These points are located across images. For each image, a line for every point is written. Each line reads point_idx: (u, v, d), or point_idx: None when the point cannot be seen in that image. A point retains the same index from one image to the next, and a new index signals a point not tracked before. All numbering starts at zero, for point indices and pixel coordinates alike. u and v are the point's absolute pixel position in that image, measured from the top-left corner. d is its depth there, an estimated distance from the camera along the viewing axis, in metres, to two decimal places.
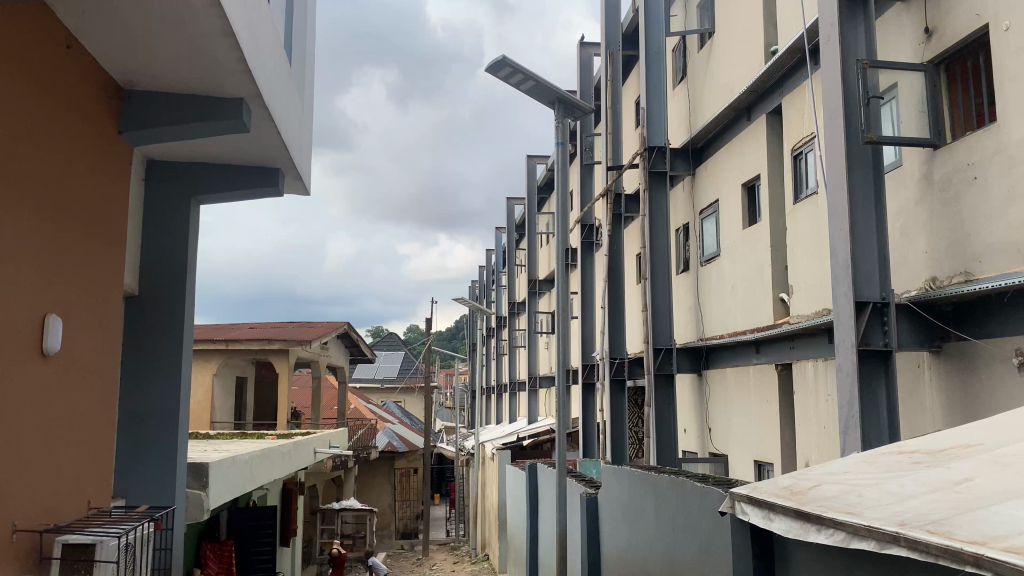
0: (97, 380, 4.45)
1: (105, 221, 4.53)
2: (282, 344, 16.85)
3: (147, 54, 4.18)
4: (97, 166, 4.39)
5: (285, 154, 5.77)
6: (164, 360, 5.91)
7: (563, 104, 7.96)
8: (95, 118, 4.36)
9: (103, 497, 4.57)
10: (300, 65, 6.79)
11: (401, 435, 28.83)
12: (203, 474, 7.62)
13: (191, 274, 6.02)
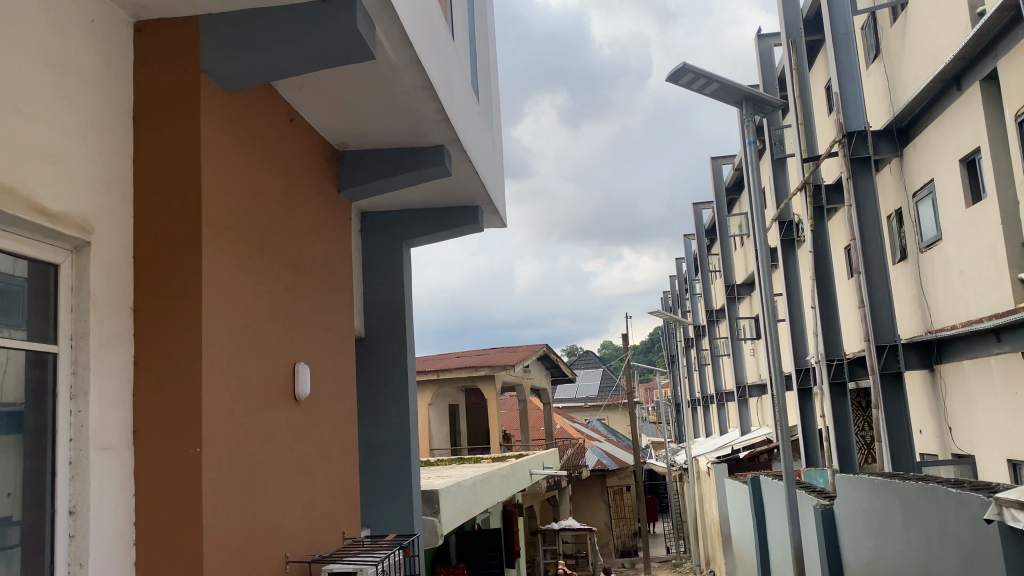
0: (339, 420, 4.83)
1: (335, 275, 4.93)
2: (488, 369, 17.40)
3: (359, 117, 4.53)
4: (323, 226, 4.77)
5: (484, 190, 6.03)
6: (392, 397, 6.31)
7: (751, 102, 7.73)
8: (318, 179, 4.75)
9: (354, 527, 4.94)
10: (487, 103, 7.08)
11: (610, 452, 28.79)
12: (434, 500, 8.02)
13: (408, 313, 6.40)
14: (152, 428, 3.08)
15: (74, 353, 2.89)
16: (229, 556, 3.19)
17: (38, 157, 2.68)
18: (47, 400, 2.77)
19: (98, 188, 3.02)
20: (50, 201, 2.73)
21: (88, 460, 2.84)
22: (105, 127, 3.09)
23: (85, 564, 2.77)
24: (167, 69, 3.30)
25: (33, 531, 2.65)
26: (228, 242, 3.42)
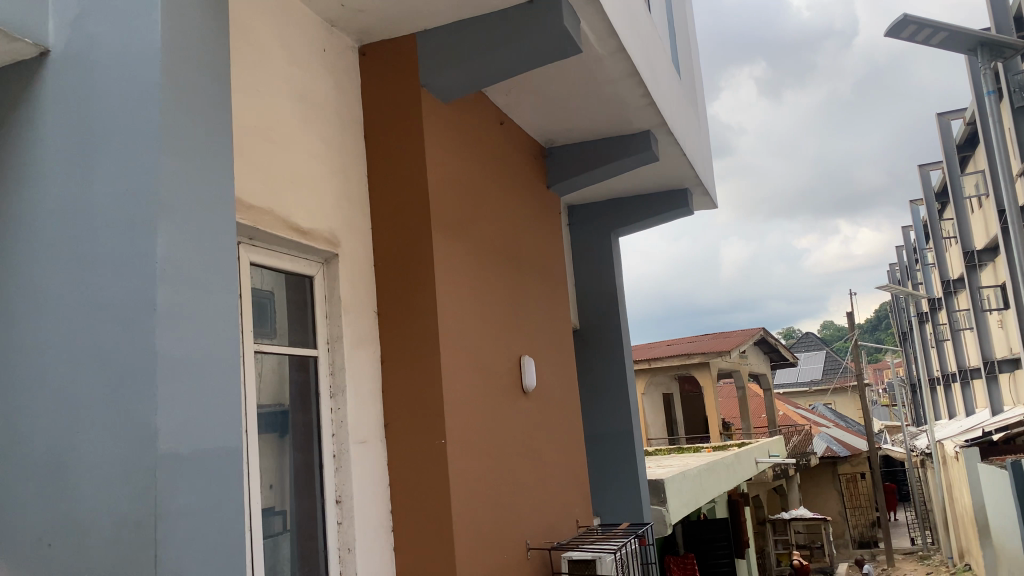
0: (565, 411, 4.91)
1: (551, 269, 5.03)
2: (702, 356, 17.01)
3: (565, 112, 4.59)
4: (538, 221, 4.87)
5: (693, 172, 5.90)
6: (611, 387, 6.34)
7: (987, 47, 6.99)
8: (530, 176, 4.86)
9: (586, 515, 5.01)
10: (689, 83, 6.92)
11: (840, 438, 27.18)
12: (660, 490, 7.97)
13: (623, 303, 6.40)
14: (400, 423, 3.30)
15: (330, 355, 3.17)
16: (477, 543, 3.34)
17: (289, 179, 2.96)
18: (310, 399, 3.06)
19: (339, 203, 3.28)
20: (302, 219, 3.00)
21: (349, 453, 3.09)
22: (341, 146, 3.36)
23: (353, 548, 3.01)
24: (392, 86, 3.53)
25: (307, 518, 2.93)
26: (455, 243, 3.59)
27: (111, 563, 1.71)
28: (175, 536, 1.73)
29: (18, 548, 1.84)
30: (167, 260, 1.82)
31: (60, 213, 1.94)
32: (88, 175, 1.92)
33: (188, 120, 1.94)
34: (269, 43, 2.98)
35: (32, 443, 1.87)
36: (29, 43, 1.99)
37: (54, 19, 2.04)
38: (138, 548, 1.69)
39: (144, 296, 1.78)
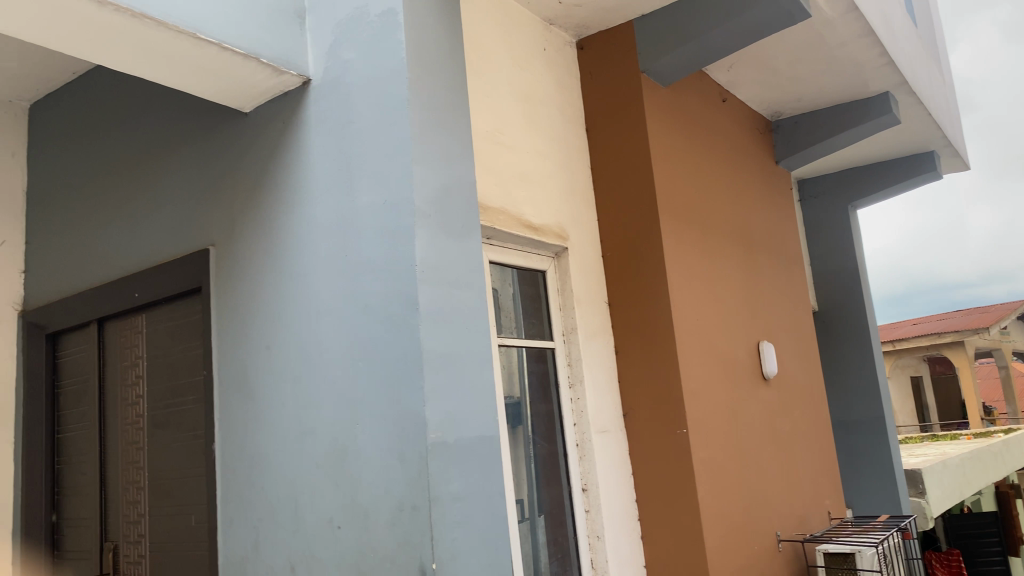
0: (809, 397, 4.66)
1: (785, 248, 4.79)
2: (956, 335, 15.48)
3: (792, 82, 4.37)
4: (768, 200, 4.67)
5: (940, 132, 5.39)
6: (857, 370, 5.94)
7: None
8: (757, 153, 4.67)
9: (839, 506, 4.72)
10: (930, 35, 6.32)
11: None
12: (918, 480, 7.35)
13: (866, 280, 5.98)
14: (641, 411, 3.30)
15: (567, 347, 3.22)
16: (726, 533, 3.25)
17: (519, 178, 3.06)
18: (550, 390, 3.13)
19: (567, 197, 3.34)
20: (534, 215, 3.08)
21: (592, 442, 3.12)
22: (564, 142, 3.41)
23: (602, 535, 3.04)
24: (612, 76, 3.53)
25: (556, 505, 3.00)
26: (684, 227, 3.52)
27: (395, 544, 1.86)
28: (449, 519, 1.85)
29: (314, 530, 2.04)
30: (424, 261, 1.94)
31: (329, 226, 2.13)
32: (350, 189, 2.09)
33: (435, 128, 2.06)
34: (494, 48, 3.09)
35: (318, 434, 2.07)
36: (294, 74, 2.20)
37: (312, 51, 2.25)
38: (417, 530, 1.82)
39: (407, 297, 1.92)
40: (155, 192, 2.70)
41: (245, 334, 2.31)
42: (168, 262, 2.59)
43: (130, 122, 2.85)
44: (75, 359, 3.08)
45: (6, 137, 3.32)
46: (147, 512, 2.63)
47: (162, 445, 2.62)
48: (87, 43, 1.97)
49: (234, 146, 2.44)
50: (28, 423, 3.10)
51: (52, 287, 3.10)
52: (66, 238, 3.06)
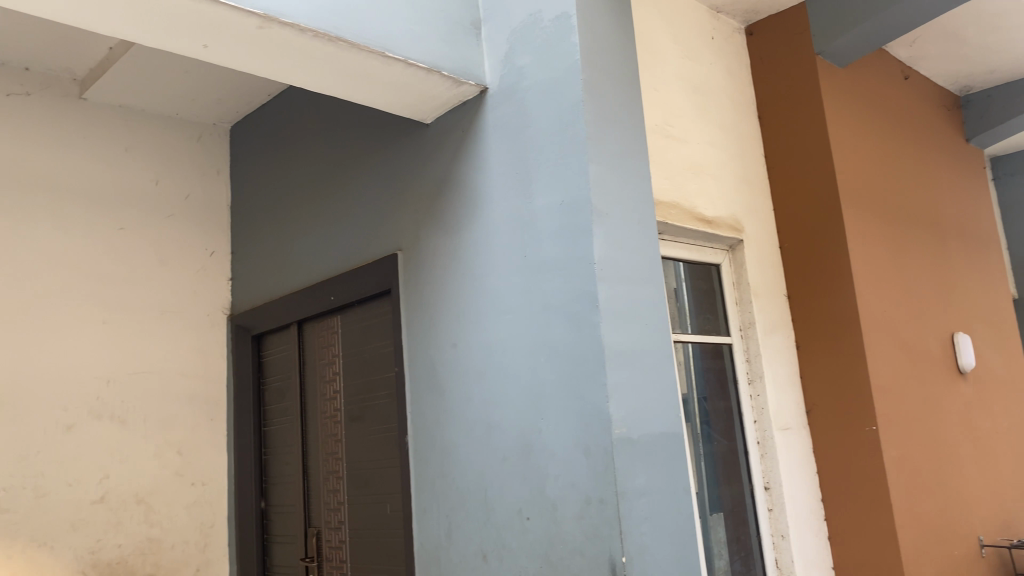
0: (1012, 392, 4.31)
1: (979, 233, 4.45)
2: None
3: (986, 52, 4.05)
4: (959, 182, 4.35)
5: None
6: None
7: None
8: (945, 132, 4.37)
9: None
10: None
11: None
12: None
13: None
14: (825, 408, 3.18)
15: (744, 341, 3.15)
16: (923, 536, 3.07)
17: (692, 171, 3.03)
18: (728, 386, 3.08)
19: (741, 188, 3.27)
20: (707, 208, 3.05)
21: (773, 439, 3.04)
22: (737, 132, 3.34)
23: (786, 535, 2.95)
24: (785, 61, 3.42)
25: (737, 503, 2.95)
26: (867, 214, 3.36)
27: (583, 537, 1.91)
28: (636, 514, 1.87)
29: (504, 522, 2.12)
30: (604, 260, 1.97)
31: (509, 227, 2.21)
32: (528, 191, 2.16)
33: (610, 128, 2.09)
34: (661, 42, 3.07)
35: (505, 430, 2.14)
36: (472, 84, 2.30)
37: (489, 60, 2.33)
38: (606, 524, 1.85)
39: (588, 295, 1.95)
40: (345, 201, 2.89)
41: (433, 334, 2.43)
42: (358, 267, 2.76)
43: (321, 137, 3.06)
44: (278, 357, 3.35)
45: (213, 157, 3.65)
46: (346, 501, 2.82)
47: (358, 438, 2.79)
48: (288, 69, 2.14)
49: (416, 155, 2.57)
50: (238, 417, 3.40)
51: (256, 293, 3.39)
52: (267, 247, 3.33)
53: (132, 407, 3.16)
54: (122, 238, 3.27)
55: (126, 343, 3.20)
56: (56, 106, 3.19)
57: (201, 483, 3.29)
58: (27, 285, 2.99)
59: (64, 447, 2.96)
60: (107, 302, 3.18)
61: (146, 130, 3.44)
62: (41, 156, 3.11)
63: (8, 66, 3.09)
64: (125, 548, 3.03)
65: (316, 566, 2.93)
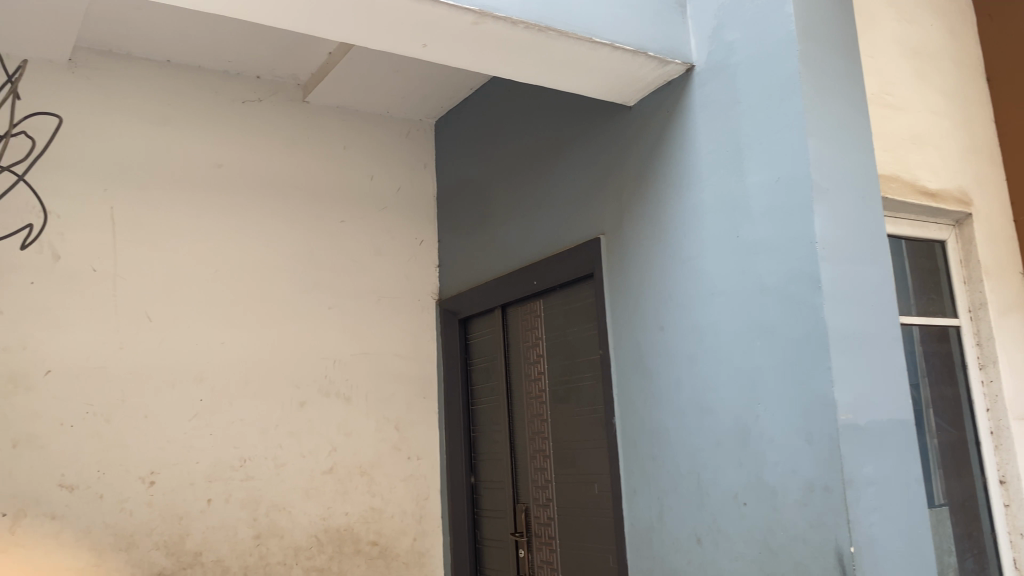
0: None
1: None
2: None
3: None
4: None
5: None
6: None
7: None
8: None
9: None
10: None
11: None
12: None
13: None
14: None
15: (975, 324, 2.92)
16: None
17: (912, 142, 2.83)
18: (956, 372, 2.87)
19: (968, 158, 3.01)
20: (930, 180, 2.84)
21: (1010, 430, 2.79)
22: (962, 97, 3.08)
23: None
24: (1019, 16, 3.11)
25: (969, 497, 2.74)
26: None
27: (806, 525, 1.85)
28: (865, 504, 1.79)
29: (718, 506, 2.10)
30: (826, 239, 1.89)
31: (719, 207, 2.17)
32: (740, 170, 2.11)
33: (829, 100, 2.00)
34: (875, 5, 2.89)
35: (719, 414, 2.12)
36: (678, 63, 2.27)
37: (695, 38, 2.30)
38: (832, 513, 1.79)
39: (809, 276, 1.89)
40: (547, 187, 2.94)
41: (640, 317, 2.44)
42: (562, 251, 2.81)
43: (522, 125, 3.14)
44: (483, 340, 3.48)
45: (420, 151, 3.83)
46: (553, 480, 2.89)
47: (564, 419, 2.85)
48: (498, 61, 2.22)
49: (619, 138, 2.58)
50: (447, 396, 3.57)
51: (462, 278, 3.53)
52: (471, 234, 3.47)
53: (354, 386, 3.40)
54: (342, 230, 3.52)
55: (348, 326, 3.45)
56: (284, 110, 3.48)
57: (415, 458, 3.49)
58: (264, 274, 3.30)
59: (298, 421, 3.25)
60: (331, 289, 3.44)
61: (359, 127, 3.67)
62: (272, 157, 3.41)
63: (243, 75, 3.41)
64: (352, 515, 3.28)
65: (525, 541, 3.04)
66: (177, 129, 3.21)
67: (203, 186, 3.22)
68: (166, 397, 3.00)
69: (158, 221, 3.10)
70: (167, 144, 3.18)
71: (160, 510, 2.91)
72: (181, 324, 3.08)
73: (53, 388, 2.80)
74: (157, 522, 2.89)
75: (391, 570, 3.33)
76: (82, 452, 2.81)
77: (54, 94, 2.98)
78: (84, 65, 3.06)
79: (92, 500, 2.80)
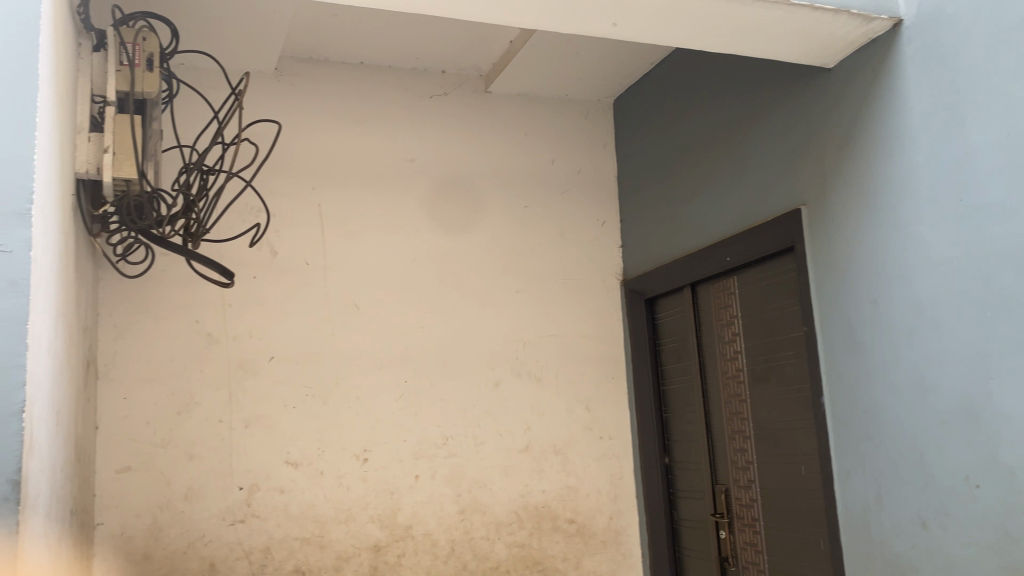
0: None
1: None
2: None
3: None
4: None
5: None
6: None
7: None
8: None
9: None
10: None
11: None
12: None
13: None
14: None
15: None
16: None
17: None
18: None
19: None
20: None
21: None
22: None
23: None
24: None
25: None
26: None
27: None
28: None
29: (946, 489, 1.97)
30: None
31: (938, 170, 2.02)
32: (962, 128, 1.95)
33: None
34: None
35: (945, 391, 1.98)
36: (885, 19, 2.13)
37: None
38: None
39: None
40: (739, 159, 2.85)
41: (848, 290, 2.32)
42: (757, 225, 2.72)
43: (709, 97, 3.06)
44: (671, 320, 3.43)
45: (600, 131, 3.82)
46: (755, 460, 2.82)
47: (766, 398, 2.77)
48: (690, 33, 2.17)
49: (819, 102, 2.46)
50: (637, 376, 3.55)
51: (648, 257, 3.50)
52: (657, 213, 3.42)
53: (545, 367, 3.47)
54: (527, 215, 3.59)
55: (537, 309, 3.51)
56: (468, 101, 3.58)
57: (608, 438, 3.51)
58: (456, 261, 3.42)
59: (494, 402, 3.35)
60: (519, 273, 3.52)
61: (540, 112, 3.71)
62: (459, 147, 3.52)
63: (429, 71, 3.54)
64: (549, 493, 3.36)
65: (726, 522, 2.99)
66: (371, 127, 3.39)
67: (397, 179, 3.38)
68: (373, 380, 3.19)
69: (360, 214, 3.29)
70: (364, 142, 3.36)
71: (373, 485, 3.10)
72: (384, 311, 3.25)
73: (277, 373, 3.05)
74: (371, 497, 3.09)
75: (589, 547, 3.38)
76: (303, 432, 3.05)
77: (264, 103, 3.23)
78: (289, 73, 3.29)
79: (314, 476, 3.03)
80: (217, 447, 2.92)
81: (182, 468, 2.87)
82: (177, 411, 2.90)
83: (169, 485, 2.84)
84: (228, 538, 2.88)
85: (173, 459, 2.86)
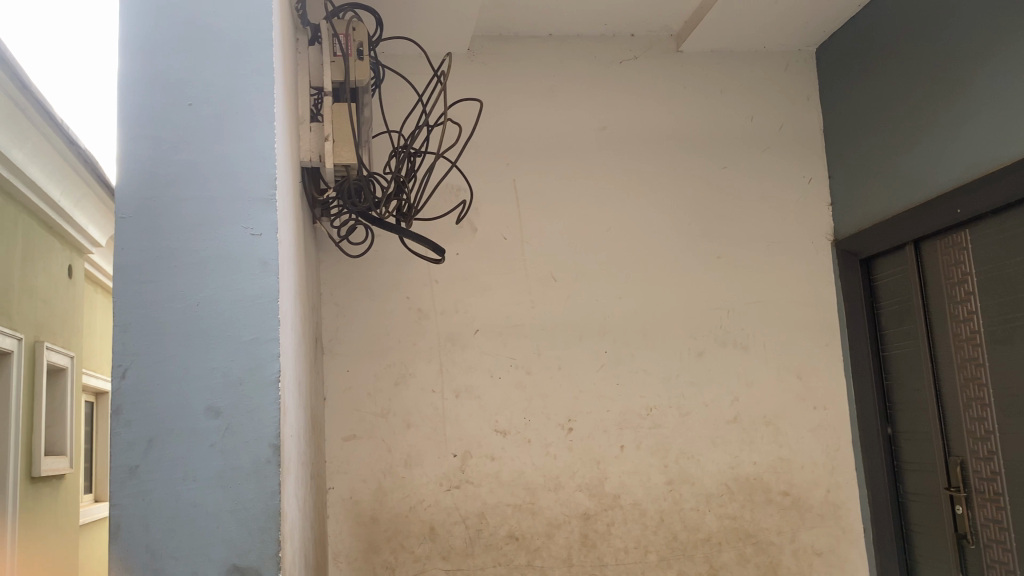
0: None
1: None
2: None
3: None
4: None
5: None
6: None
7: None
8: None
9: None
10: None
11: None
12: None
13: None
14: None
15: None
16: None
17: None
18: None
19: None
20: None
21: None
22: None
23: None
24: None
25: None
26: None
27: None
28: None
29: None
30: None
31: None
32: None
33: None
34: None
35: None
36: None
37: None
38: None
39: None
40: (975, 100, 2.61)
41: None
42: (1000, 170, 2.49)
43: (934, 35, 2.79)
44: (891, 281, 3.18)
45: (804, 84, 3.58)
46: (998, 429, 2.58)
47: (1012, 361, 2.52)
48: None
49: None
50: (853, 342, 3.33)
51: (862, 214, 3.26)
52: (872, 166, 3.18)
53: (750, 334, 3.34)
54: (725, 176, 3.45)
55: (740, 274, 3.39)
56: (659, 64, 3.49)
57: (822, 408, 3.33)
58: (654, 229, 3.36)
59: (698, 371, 3.28)
60: (720, 237, 3.40)
61: (736, 68, 3.55)
62: (651, 112, 3.45)
63: (617, 36, 3.48)
64: (761, 465, 3.25)
65: (964, 497, 2.75)
66: (563, 98, 3.39)
67: (591, 149, 3.37)
68: (575, 350, 3.21)
69: (555, 186, 3.31)
70: (556, 114, 3.37)
71: (580, 454, 3.14)
72: (584, 282, 3.26)
73: (483, 345, 3.14)
74: (578, 467, 3.13)
75: (806, 521, 3.23)
76: (510, 402, 3.12)
77: (460, 83, 3.32)
78: (482, 52, 3.36)
79: (522, 444, 3.10)
80: (431, 416, 3.06)
81: (401, 437, 3.03)
82: (394, 382, 3.06)
83: (390, 452, 3.01)
84: (446, 503, 3.01)
85: (392, 428, 3.03)
